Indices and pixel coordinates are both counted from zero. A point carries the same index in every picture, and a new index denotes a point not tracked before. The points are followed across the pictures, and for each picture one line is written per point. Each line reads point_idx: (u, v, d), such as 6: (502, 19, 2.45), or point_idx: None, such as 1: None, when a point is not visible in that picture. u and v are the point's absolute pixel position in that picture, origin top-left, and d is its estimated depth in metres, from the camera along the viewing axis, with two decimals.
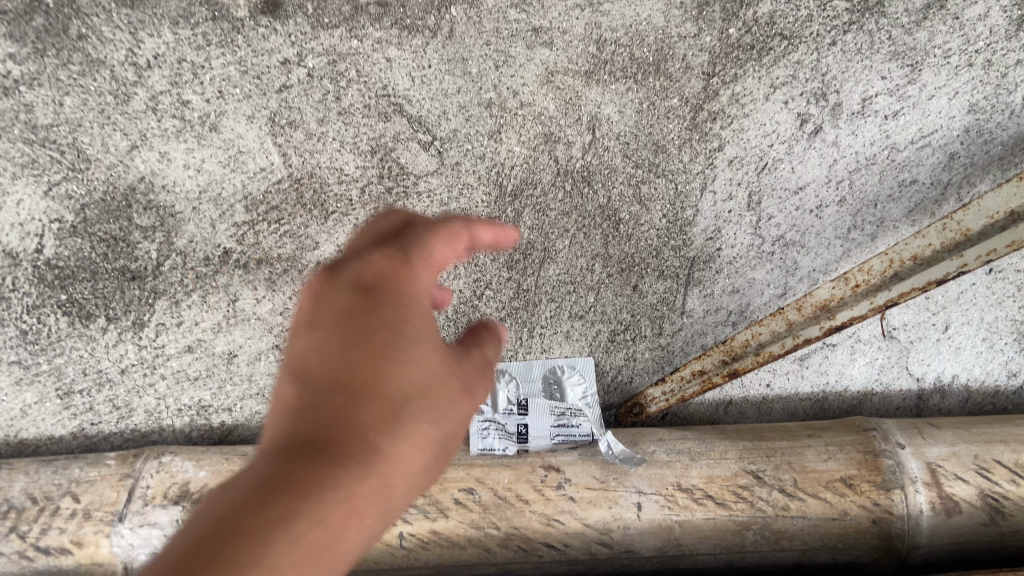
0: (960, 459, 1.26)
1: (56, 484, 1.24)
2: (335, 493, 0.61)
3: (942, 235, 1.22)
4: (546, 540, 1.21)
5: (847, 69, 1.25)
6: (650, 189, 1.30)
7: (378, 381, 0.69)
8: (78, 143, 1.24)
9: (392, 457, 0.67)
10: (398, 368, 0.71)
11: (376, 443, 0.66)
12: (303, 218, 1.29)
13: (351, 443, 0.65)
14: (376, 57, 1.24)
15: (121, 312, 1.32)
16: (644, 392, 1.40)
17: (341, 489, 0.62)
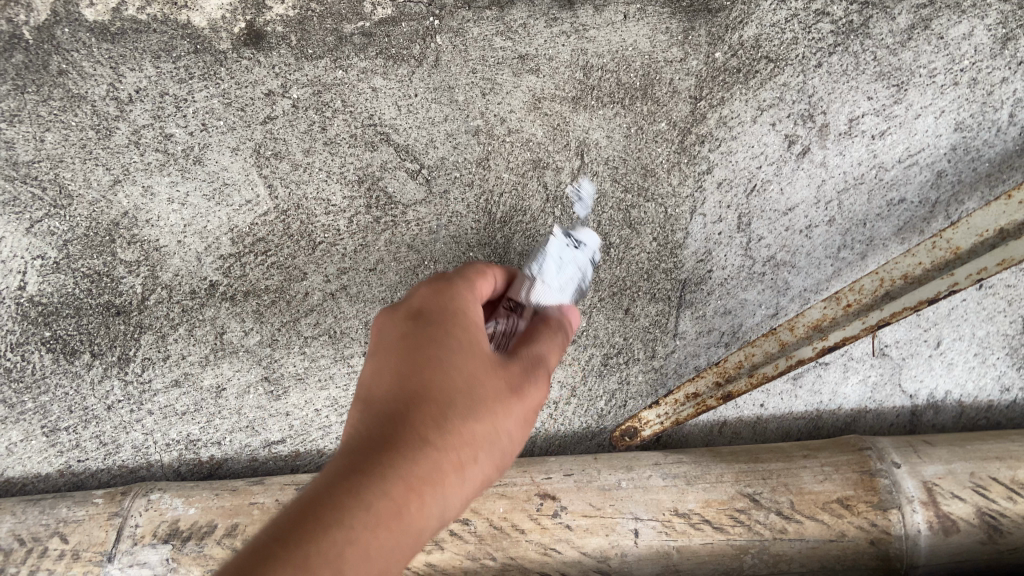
0: (956, 478, 1.26)
1: (43, 525, 1.21)
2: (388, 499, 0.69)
3: (931, 253, 1.20)
4: (543, 568, 1.22)
5: (834, 89, 1.26)
6: (640, 213, 1.29)
7: (426, 380, 0.78)
8: (59, 180, 1.23)
9: (424, 481, 0.72)
10: (440, 361, 0.80)
11: (413, 471, 0.71)
12: (290, 248, 1.27)
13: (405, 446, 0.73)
14: (361, 87, 1.24)
15: (106, 347, 1.30)
16: (639, 415, 1.38)
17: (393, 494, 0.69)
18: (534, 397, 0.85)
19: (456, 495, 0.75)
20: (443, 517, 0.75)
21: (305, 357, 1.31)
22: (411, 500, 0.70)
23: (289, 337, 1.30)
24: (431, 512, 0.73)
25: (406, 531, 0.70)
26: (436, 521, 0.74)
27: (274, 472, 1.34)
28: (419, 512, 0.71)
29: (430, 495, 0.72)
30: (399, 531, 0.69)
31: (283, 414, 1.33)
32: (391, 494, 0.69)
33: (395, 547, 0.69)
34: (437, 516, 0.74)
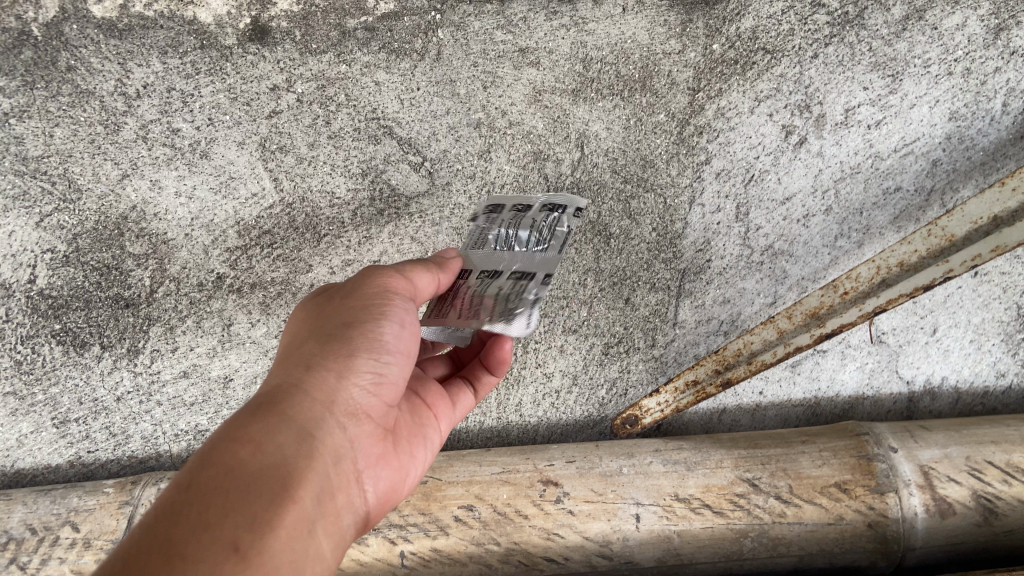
0: (952, 461, 1.28)
1: (55, 514, 1.23)
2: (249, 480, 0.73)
3: (927, 241, 1.23)
4: (546, 554, 1.23)
5: (829, 80, 1.27)
6: (640, 203, 1.32)
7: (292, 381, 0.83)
8: (68, 174, 1.25)
9: (256, 429, 0.77)
10: (309, 355, 0.85)
11: (238, 431, 0.77)
12: (295, 241, 1.29)
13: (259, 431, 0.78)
14: (364, 81, 1.25)
15: (116, 339, 1.32)
16: (640, 403, 1.41)
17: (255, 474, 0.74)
18: (382, 289, 0.89)
19: (304, 423, 0.80)
20: (309, 444, 0.79)
21: None
22: (246, 449, 0.75)
23: None
24: (281, 447, 0.77)
25: (261, 472, 0.74)
26: (302, 451, 0.79)
27: None
28: (266, 451, 0.76)
29: (271, 437, 0.77)
30: (252, 476, 0.73)
31: None
32: (218, 455, 0.74)
33: (258, 488, 0.73)
34: (298, 448, 0.78)
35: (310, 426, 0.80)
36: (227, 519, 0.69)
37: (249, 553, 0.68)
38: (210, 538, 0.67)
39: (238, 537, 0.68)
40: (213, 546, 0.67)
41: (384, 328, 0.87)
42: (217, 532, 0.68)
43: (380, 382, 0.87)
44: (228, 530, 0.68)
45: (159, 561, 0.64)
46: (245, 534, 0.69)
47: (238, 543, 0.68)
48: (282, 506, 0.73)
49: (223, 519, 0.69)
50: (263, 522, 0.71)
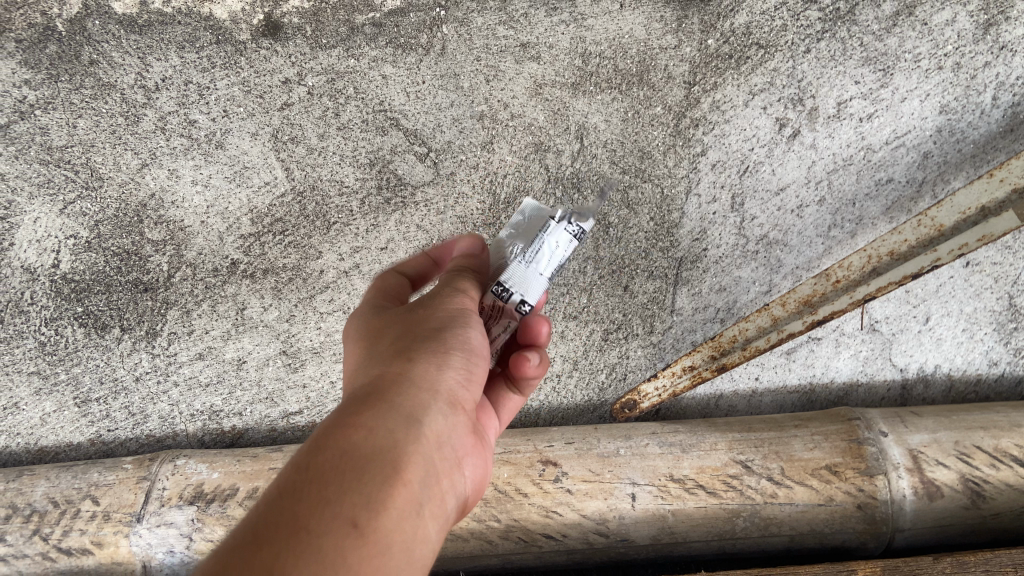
0: (941, 446, 1.31)
1: (76, 488, 1.30)
2: (362, 458, 0.64)
3: (916, 231, 1.26)
4: (545, 531, 1.28)
5: (822, 74, 1.31)
6: (638, 193, 1.36)
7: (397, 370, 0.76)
8: (91, 163, 1.31)
9: (364, 416, 0.69)
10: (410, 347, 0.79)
11: (345, 415, 0.68)
12: (306, 228, 1.35)
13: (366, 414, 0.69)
14: (372, 74, 1.31)
15: (135, 322, 1.38)
16: (638, 388, 1.44)
17: (368, 453, 0.65)
18: (458, 303, 0.86)
19: (411, 407, 0.72)
20: (417, 431, 0.71)
21: (320, 331, 1.39)
22: (357, 434, 0.66)
23: (306, 312, 1.38)
24: (392, 431, 0.68)
25: (376, 456, 0.65)
26: (412, 437, 0.70)
27: (293, 441, 1.42)
28: (379, 436, 0.67)
29: (380, 421, 0.69)
30: (367, 459, 0.64)
31: (300, 385, 1.41)
32: (330, 438, 0.65)
33: (374, 472, 0.64)
34: (408, 433, 0.69)
35: (415, 413, 0.72)
36: (347, 498, 0.60)
37: (369, 532, 0.60)
38: (330, 513, 0.59)
39: (359, 514, 0.60)
40: (334, 523, 0.58)
41: (467, 330, 0.83)
42: (338, 512, 0.59)
43: (469, 376, 0.81)
44: (347, 507, 0.60)
45: (284, 534, 0.56)
46: (366, 514, 0.60)
47: (360, 520, 0.60)
48: (397, 491, 0.64)
49: (343, 497, 0.60)
50: (380, 506, 0.62)
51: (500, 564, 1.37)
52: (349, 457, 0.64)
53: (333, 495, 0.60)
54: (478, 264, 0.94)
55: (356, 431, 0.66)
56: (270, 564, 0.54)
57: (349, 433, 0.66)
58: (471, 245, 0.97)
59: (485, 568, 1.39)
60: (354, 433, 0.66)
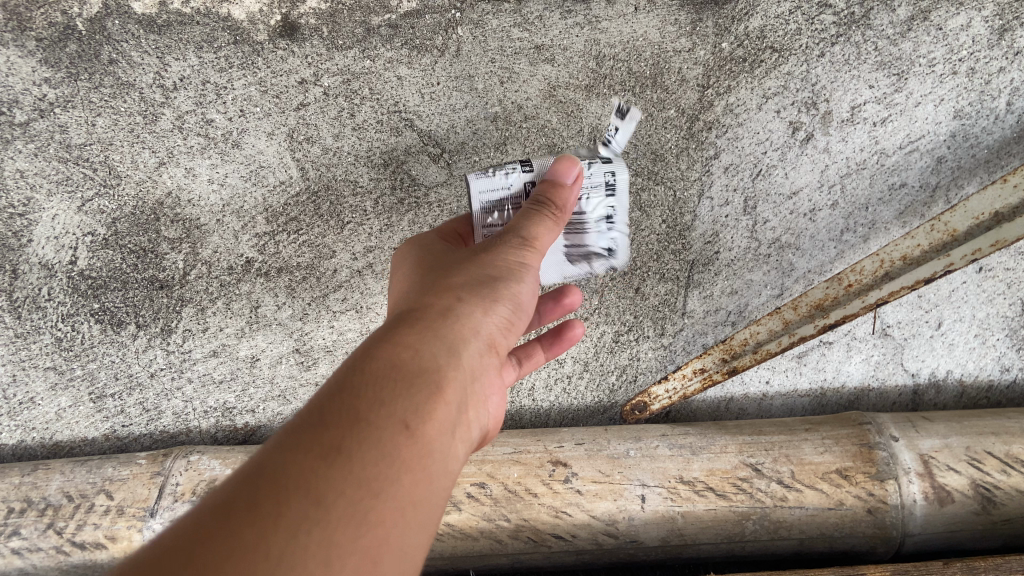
0: (952, 451, 1.31)
1: (91, 482, 1.31)
2: (411, 372, 0.70)
3: (929, 236, 1.27)
4: (555, 531, 1.29)
5: (837, 78, 1.31)
6: (650, 196, 1.36)
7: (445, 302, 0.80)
8: (109, 161, 1.32)
9: (413, 337, 0.74)
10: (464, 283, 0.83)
11: (397, 335, 0.74)
12: (320, 227, 1.36)
13: (415, 336, 0.74)
14: (387, 75, 1.31)
15: (151, 319, 1.40)
16: (649, 390, 1.47)
17: (417, 368, 0.70)
18: (522, 256, 0.86)
19: (455, 336, 0.77)
20: (459, 358, 0.75)
21: (333, 331, 1.42)
22: (406, 353, 0.72)
23: (319, 312, 1.41)
24: (438, 354, 0.73)
25: (424, 372, 0.70)
26: (455, 363, 0.74)
27: None
28: (425, 357, 0.72)
29: (427, 343, 0.74)
30: (416, 374, 0.70)
31: (313, 383, 1.45)
32: (383, 351, 0.71)
33: (422, 386, 0.69)
34: (451, 359, 0.74)
35: (459, 341, 0.77)
36: (397, 402, 0.66)
37: (417, 434, 0.66)
38: (384, 412, 0.65)
39: (408, 416, 0.66)
40: (387, 420, 0.65)
41: (519, 284, 0.85)
42: (390, 410, 0.65)
43: (508, 322, 0.84)
44: (399, 410, 0.66)
45: (343, 419, 0.63)
46: (414, 418, 0.66)
47: (410, 422, 0.66)
48: (439, 406, 0.69)
49: (396, 401, 0.66)
50: (427, 414, 0.67)
51: (510, 563, 1.38)
52: (399, 369, 0.69)
53: (386, 396, 0.66)
54: (563, 201, 0.92)
55: (405, 350, 0.72)
56: (334, 445, 0.61)
57: (401, 350, 0.72)
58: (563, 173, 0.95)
59: (495, 566, 1.40)
60: (404, 351, 0.72)
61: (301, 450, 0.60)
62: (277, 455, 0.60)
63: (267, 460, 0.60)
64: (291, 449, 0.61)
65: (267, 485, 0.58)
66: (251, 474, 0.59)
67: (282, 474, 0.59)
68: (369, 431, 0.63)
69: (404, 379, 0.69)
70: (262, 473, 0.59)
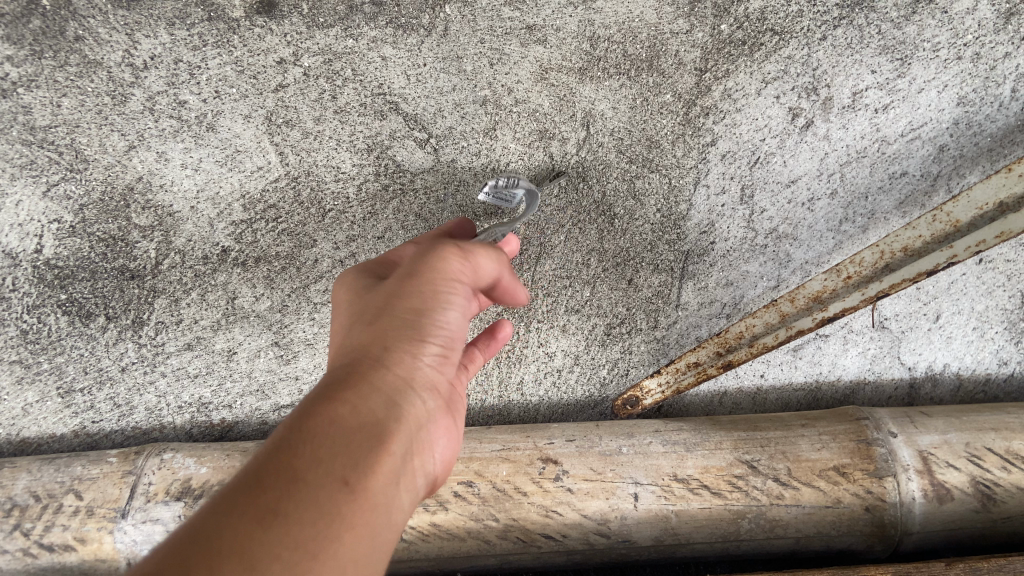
0: (952, 447, 1.27)
1: (59, 482, 1.25)
2: (352, 427, 0.70)
3: (931, 226, 1.21)
4: (545, 531, 1.24)
5: (838, 63, 1.26)
6: (645, 183, 1.32)
7: (385, 345, 0.78)
8: (75, 145, 1.25)
9: (351, 390, 0.73)
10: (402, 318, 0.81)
11: (340, 387, 0.73)
12: (301, 215, 1.31)
13: (354, 385, 0.74)
14: (371, 55, 1.24)
15: (121, 311, 1.34)
16: (641, 384, 1.43)
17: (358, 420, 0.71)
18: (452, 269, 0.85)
19: (397, 386, 0.76)
20: (398, 410, 0.75)
21: (314, 323, 1.37)
22: (348, 407, 0.71)
23: (299, 303, 1.36)
24: (377, 408, 0.73)
25: (363, 427, 0.71)
26: (394, 415, 0.75)
27: None
28: (364, 411, 0.72)
29: (369, 396, 0.73)
30: (355, 429, 0.70)
31: (292, 377, 1.40)
32: (325, 404, 0.71)
33: (359, 442, 0.69)
34: (390, 411, 0.74)
35: (401, 391, 0.76)
36: (338, 459, 0.67)
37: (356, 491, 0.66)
38: (324, 469, 0.65)
39: (346, 473, 0.66)
40: (325, 480, 0.65)
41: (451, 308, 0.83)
42: (329, 468, 0.66)
43: (445, 362, 0.83)
44: (336, 467, 0.66)
45: (283, 475, 0.63)
46: (353, 474, 0.67)
47: (348, 478, 0.66)
48: (378, 461, 0.70)
49: (333, 458, 0.66)
50: (367, 471, 0.68)
51: (497, 564, 1.33)
52: (340, 424, 0.69)
53: (324, 453, 0.66)
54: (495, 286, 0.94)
55: (346, 402, 0.71)
56: (272, 508, 0.61)
57: (343, 403, 0.71)
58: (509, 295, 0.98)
59: (481, 567, 1.35)
60: (345, 403, 0.71)
61: (238, 513, 0.60)
62: (216, 519, 0.60)
63: (204, 522, 0.59)
64: (229, 513, 0.60)
65: (205, 546, 0.57)
66: (190, 541, 0.58)
67: (218, 538, 0.58)
68: (307, 491, 0.63)
69: (346, 433, 0.69)
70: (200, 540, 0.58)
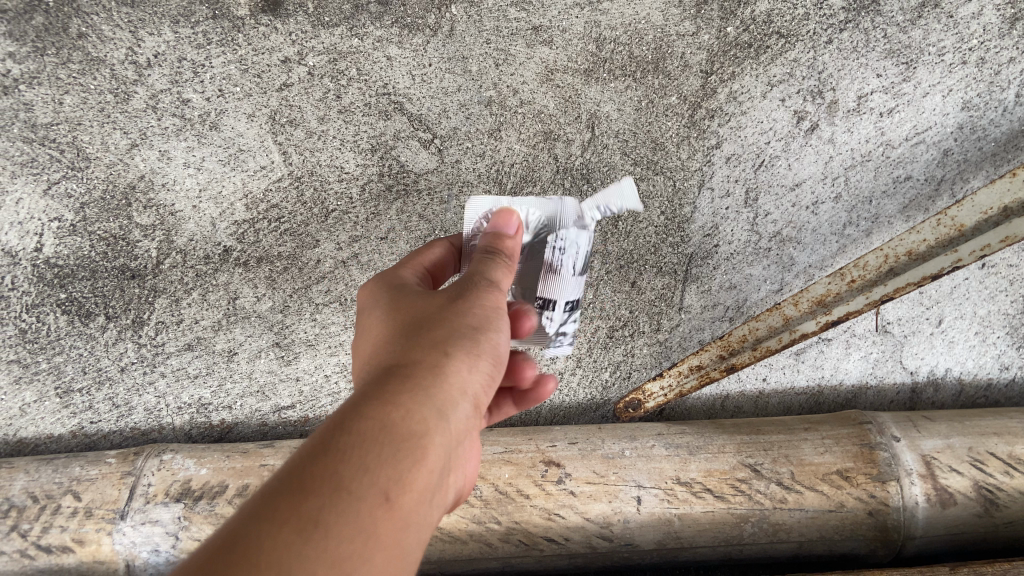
0: (955, 452, 1.27)
1: (57, 483, 1.23)
2: (399, 434, 0.64)
3: (935, 231, 1.20)
4: (547, 534, 1.23)
5: (843, 67, 1.27)
6: (649, 186, 1.32)
7: (433, 353, 0.73)
8: (77, 143, 1.24)
9: (402, 394, 0.67)
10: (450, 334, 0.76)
11: (388, 391, 0.67)
12: (303, 215, 1.30)
13: (401, 390, 0.68)
14: (377, 55, 1.24)
15: (121, 310, 1.33)
16: (642, 387, 1.41)
17: (407, 428, 0.65)
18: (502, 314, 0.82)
19: (446, 395, 0.70)
20: (448, 423, 0.69)
21: (315, 323, 1.36)
22: (394, 413, 0.65)
23: (300, 303, 1.35)
24: (428, 415, 0.67)
25: (411, 437, 0.64)
26: (442, 427, 0.68)
27: (284, 436, 1.41)
28: (413, 418, 0.66)
29: (417, 402, 0.67)
30: (401, 438, 0.63)
31: (293, 379, 1.39)
32: (372, 408, 0.64)
33: (405, 453, 0.63)
34: (440, 421, 0.68)
35: (449, 402, 0.70)
36: (379, 469, 0.60)
37: (396, 508, 0.60)
38: (366, 480, 0.59)
39: (389, 487, 0.60)
40: (368, 491, 0.59)
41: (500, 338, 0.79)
42: (373, 479, 0.59)
43: (491, 379, 0.77)
44: (380, 478, 0.60)
45: (324, 484, 0.57)
46: (395, 487, 0.61)
47: (389, 492, 0.60)
48: (421, 475, 0.63)
49: (379, 467, 0.60)
50: (408, 485, 0.62)
51: (499, 567, 1.32)
52: (387, 430, 0.63)
53: (367, 461, 0.60)
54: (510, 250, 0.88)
55: (393, 407, 0.66)
56: (311, 519, 0.55)
57: (391, 409, 0.65)
58: (504, 224, 0.91)
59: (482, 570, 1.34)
60: (392, 408, 0.65)
61: (275, 518, 0.54)
62: (250, 523, 0.53)
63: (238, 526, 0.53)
64: (268, 519, 0.54)
65: (237, 553, 0.51)
66: (221, 543, 0.52)
67: (253, 541, 0.52)
68: (348, 506, 0.57)
69: (394, 443, 0.63)
70: (237, 542, 0.52)
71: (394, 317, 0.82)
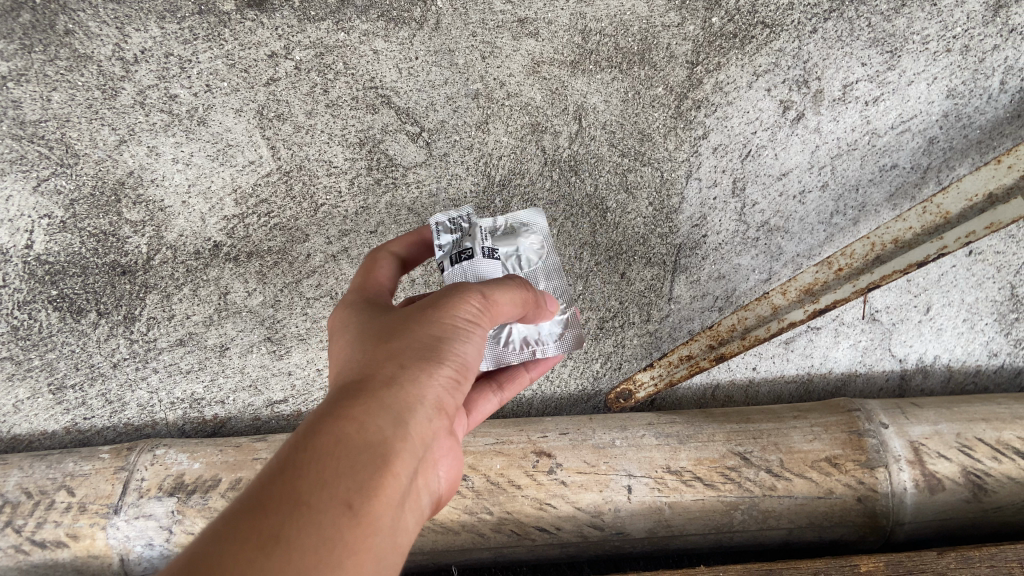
0: (943, 438, 1.28)
1: (51, 478, 1.24)
2: (357, 445, 0.64)
3: (922, 218, 1.20)
4: (538, 523, 1.24)
5: (828, 56, 1.28)
6: (637, 177, 1.32)
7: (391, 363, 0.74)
8: (65, 139, 1.25)
9: (358, 405, 0.68)
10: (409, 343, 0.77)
11: (344, 403, 0.68)
12: (293, 210, 1.30)
13: (357, 401, 0.68)
14: (363, 49, 1.25)
15: (113, 306, 1.33)
16: (633, 377, 1.41)
17: (365, 438, 0.65)
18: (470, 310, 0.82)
19: (405, 401, 0.71)
20: (409, 429, 0.69)
21: (306, 317, 1.35)
22: (352, 425, 0.65)
23: (291, 298, 1.34)
24: (386, 424, 0.67)
25: (370, 445, 0.65)
26: (404, 433, 0.68)
27: (278, 430, 1.40)
28: (371, 428, 0.66)
29: (374, 412, 0.68)
30: (361, 449, 0.64)
31: (285, 372, 1.38)
32: (329, 421, 0.65)
33: (366, 462, 0.63)
34: (398, 430, 0.68)
35: (409, 408, 0.71)
36: (341, 480, 0.61)
37: (362, 515, 0.60)
38: (328, 491, 0.59)
39: (352, 496, 0.60)
40: (330, 503, 0.59)
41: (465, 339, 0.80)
42: (334, 490, 0.60)
43: (455, 383, 0.78)
44: (342, 489, 0.60)
45: (285, 499, 0.57)
46: (358, 497, 0.61)
47: (352, 501, 0.60)
48: (385, 481, 0.64)
49: (339, 479, 0.61)
50: (372, 492, 0.62)
51: (491, 557, 1.33)
52: (345, 441, 0.64)
53: (327, 472, 0.60)
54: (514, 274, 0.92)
55: (349, 419, 0.66)
56: (272, 535, 0.55)
57: (347, 420, 0.66)
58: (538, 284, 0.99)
59: (476, 560, 1.35)
60: (348, 420, 0.66)
61: (237, 538, 0.54)
62: (212, 546, 0.54)
63: (200, 549, 0.53)
64: (228, 540, 0.54)
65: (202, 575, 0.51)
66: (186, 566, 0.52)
67: (217, 563, 0.52)
68: (312, 516, 0.57)
69: (353, 453, 0.63)
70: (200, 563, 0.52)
71: (354, 333, 0.83)
